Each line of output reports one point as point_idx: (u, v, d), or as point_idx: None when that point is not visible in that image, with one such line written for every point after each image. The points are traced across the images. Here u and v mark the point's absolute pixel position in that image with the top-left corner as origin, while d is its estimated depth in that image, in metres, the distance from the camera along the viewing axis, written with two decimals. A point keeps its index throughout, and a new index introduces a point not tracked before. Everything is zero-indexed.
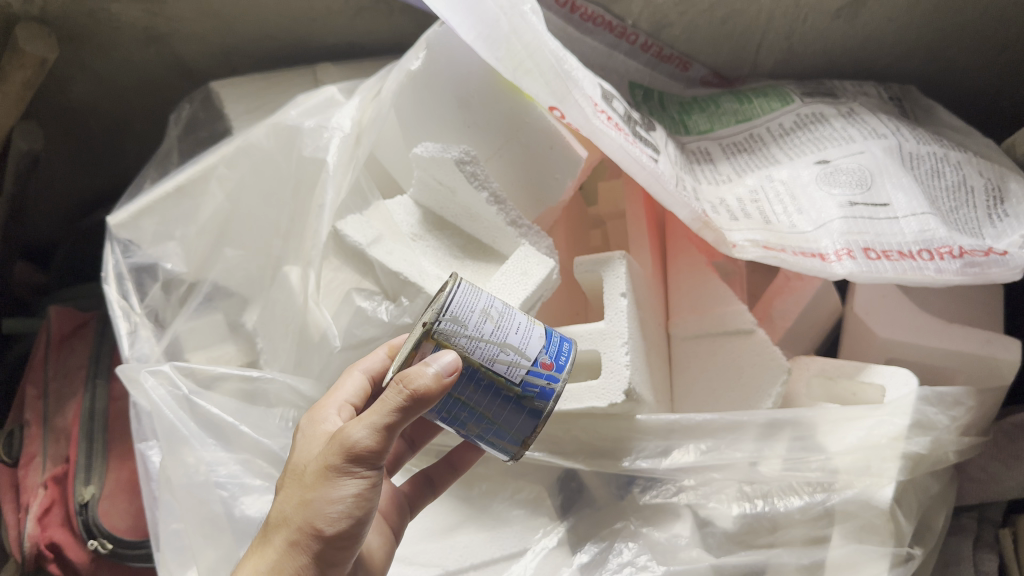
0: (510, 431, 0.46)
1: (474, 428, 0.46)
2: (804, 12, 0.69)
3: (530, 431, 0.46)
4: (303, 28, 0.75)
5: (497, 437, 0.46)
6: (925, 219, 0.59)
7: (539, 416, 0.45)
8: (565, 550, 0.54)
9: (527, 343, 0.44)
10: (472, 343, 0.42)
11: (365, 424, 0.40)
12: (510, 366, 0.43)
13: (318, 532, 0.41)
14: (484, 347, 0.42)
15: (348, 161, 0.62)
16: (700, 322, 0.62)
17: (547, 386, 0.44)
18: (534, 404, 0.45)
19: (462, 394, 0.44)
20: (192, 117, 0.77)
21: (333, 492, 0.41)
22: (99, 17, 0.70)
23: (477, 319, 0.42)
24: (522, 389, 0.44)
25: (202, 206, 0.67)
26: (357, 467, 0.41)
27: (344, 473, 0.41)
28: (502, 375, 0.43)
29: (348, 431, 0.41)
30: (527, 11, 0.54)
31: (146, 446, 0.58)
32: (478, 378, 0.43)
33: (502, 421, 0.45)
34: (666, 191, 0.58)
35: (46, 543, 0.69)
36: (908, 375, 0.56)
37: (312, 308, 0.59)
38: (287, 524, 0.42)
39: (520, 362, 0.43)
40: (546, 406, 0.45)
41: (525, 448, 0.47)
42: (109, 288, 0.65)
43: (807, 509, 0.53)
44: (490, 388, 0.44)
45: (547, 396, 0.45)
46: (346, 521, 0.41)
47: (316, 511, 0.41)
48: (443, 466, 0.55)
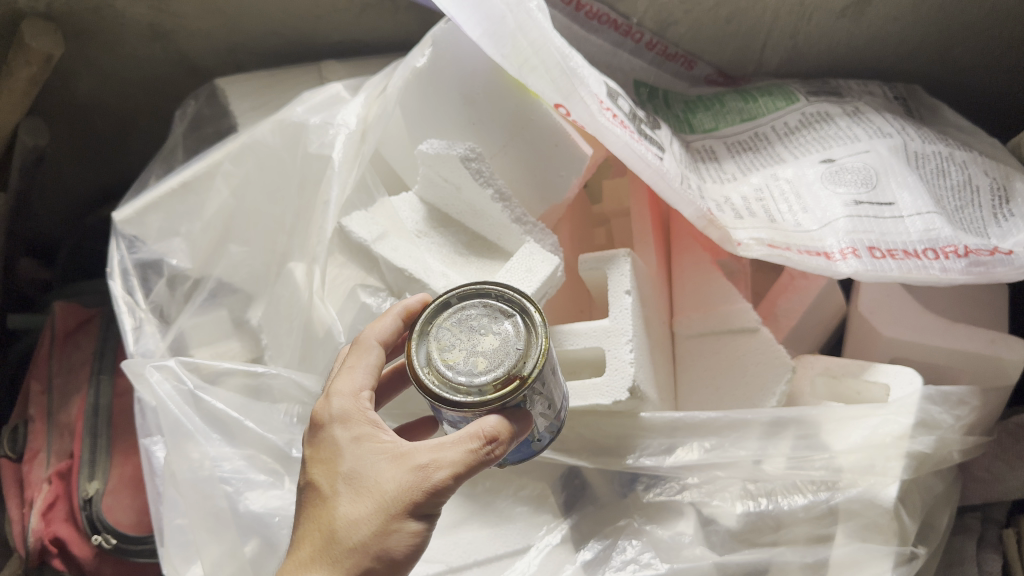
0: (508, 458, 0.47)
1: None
2: (809, 11, 0.69)
3: (519, 459, 0.48)
4: (309, 25, 0.75)
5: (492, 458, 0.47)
6: (931, 218, 0.59)
7: (532, 453, 0.48)
8: (569, 548, 0.54)
9: (556, 398, 0.45)
10: (540, 401, 0.42)
11: (452, 465, 0.39)
12: (543, 424, 0.45)
13: (390, 562, 0.39)
14: (539, 404, 0.43)
15: (353, 157, 0.62)
16: (704, 321, 0.62)
17: (549, 434, 0.47)
18: (534, 445, 0.47)
19: None
20: (198, 113, 0.78)
21: (413, 525, 0.39)
22: (105, 13, 0.70)
23: (548, 376, 0.42)
24: (540, 437, 0.46)
25: (208, 203, 0.67)
26: (436, 505, 0.40)
27: (425, 509, 0.39)
28: (535, 429, 0.45)
29: (436, 474, 0.39)
30: (534, 8, 0.54)
31: (150, 441, 0.58)
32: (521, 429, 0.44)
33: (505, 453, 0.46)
34: (671, 189, 0.58)
35: (50, 539, 0.69)
36: (912, 374, 0.56)
37: (317, 303, 0.59)
38: (358, 549, 0.39)
39: (550, 421, 0.45)
40: (541, 448, 0.48)
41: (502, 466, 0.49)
42: (115, 283, 0.65)
43: (811, 508, 0.53)
44: None
45: (545, 440, 0.47)
46: (416, 553, 0.40)
47: (393, 542, 0.39)
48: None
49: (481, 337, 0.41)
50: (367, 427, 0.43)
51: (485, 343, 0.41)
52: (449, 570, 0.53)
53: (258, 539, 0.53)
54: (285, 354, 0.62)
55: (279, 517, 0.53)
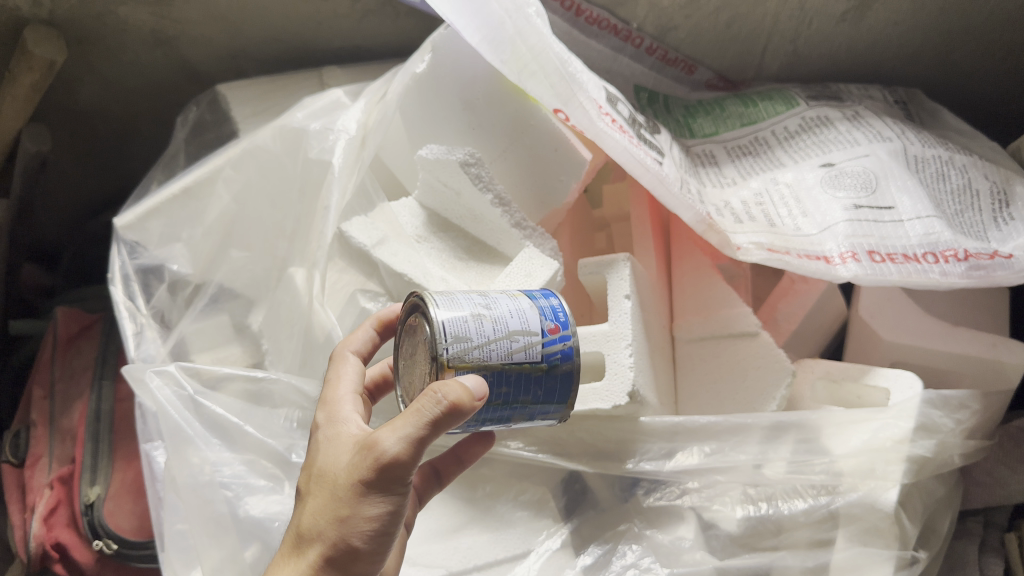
0: (556, 402, 0.44)
1: (518, 420, 0.45)
2: (809, 15, 0.69)
3: (568, 393, 0.44)
4: (310, 30, 0.76)
5: (545, 413, 0.45)
6: (930, 222, 0.59)
7: (571, 377, 0.44)
8: (570, 552, 0.54)
9: (527, 319, 0.43)
10: (484, 350, 0.41)
11: (400, 435, 0.37)
12: (527, 350, 0.42)
13: (353, 548, 0.38)
14: (496, 348, 0.41)
15: (354, 162, 0.61)
16: (704, 325, 0.62)
17: (565, 347, 0.43)
18: (563, 368, 0.43)
19: (498, 398, 0.42)
20: (200, 119, 0.78)
21: (370, 511, 0.38)
22: (108, 19, 0.71)
23: (474, 325, 0.41)
24: (542, 359, 0.43)
25: (209, 208, 0.68)
26: (393, 484, 0.38)
27: (378, 489, 0.38)
28: (523, 364, 0.42)
29: (380, 446, 0.38)
30: (533, 14, 0.54)
31: (152, 446, 0.58)
32: (505, 381, 0.42)
33: (539, 400, 0.44)
34: (670, 193, 0.58)
35: (51, 543, 0.69)
36: (913, 378, 0.56)
37: (317, 308, 0.59)
38: (320, 540, 0.39)
39: (533, 340, 0.42)
40: (572, 364, 0.44)
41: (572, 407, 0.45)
42: (116, 288, 0.65)
43: (812, 512, 0.53)
44: (521, 380, 0.42)
45: (569, 356, 0.43)
46: (382, 537, 0.39)
47: (351, 527, 0.38)
48: (450, 457, 0.52)
49: (413, 358, 0.44)
50: (340, 425, 0.43)
51: (415, 359, 0.44)
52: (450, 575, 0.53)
53: (258, 544, 0.53)
54: (285, 358, 0.62)
55: (279, 522, 0.53)
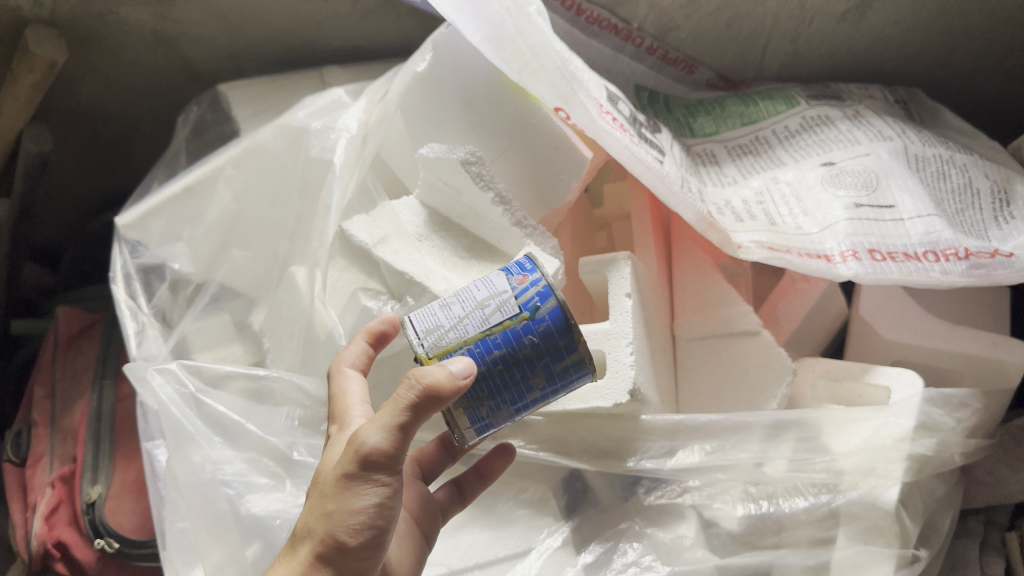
0: (561, 342, 0.42)
1: (541, 385, 0.43)
2: (810, 15, 0.69)
3: (568, 327, 0.42)
4: (310, 30, 0.76)
5: (561, 359, 0.42)
6: (931, 221, 0.59)
7: (561, 311, 0.42)
8: (571, 551, 0.54)
9: (494, 284, 0.43)
10: (459, 329, 0.42)
11: (379, 424, 0.39)
12: (502, 308, 0.42)
13: (341, 544, 0.39)
14: (470, 320, 0.42)
15: (355, 161, 0.62)
16: (705, 324, 0.62)
17: (540, 287, 0.42)
18: (549, 307, 0.42)
19: (496, 366, 0.42)
20: (200, 118, 0.78)
21: (354, 504, 0.39)
22: (109, 19, 0.71)
23: (442, 312, 0.43)
24: (521, 309, 0.42)
25: (210, 207, 0.68)
26: (376, 474, 0.38)
27: (361, 480, 0.39)
28: (503, 322, 0.42)
29: (361, 436, 0.39)
30: (533, 13, 0.54)
31: (153, 445, 0.58)
32: (494, 346, 0.42)
33: (543, 349, 0.42)
34: (671, 192, 0.58)
35: (53, 542, 0.69)
36: (914, 376, 0.56)
37: (318, 307, 0.59)
38: (310, 538, 0.39)
39: (503, 295, 0.42)
40: (555, 300, 0.42)
41: (582, 340, 0.42)
42: (118, 287, 0.65)
43: (813, 510, 0.53)
44: (510, 338, 0.42)
45: (547, 295, 0.42)
46: (370, 531, 0.39)
47: (337, 521, 0.39)
48: (471, 474, 0.54)
49: None
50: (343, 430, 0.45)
51: None
52: (450, 572, 0.53)
53: (259, 542, 0.53)
54: (286, 356, 0.62)
55: (281, 520, 0.53)
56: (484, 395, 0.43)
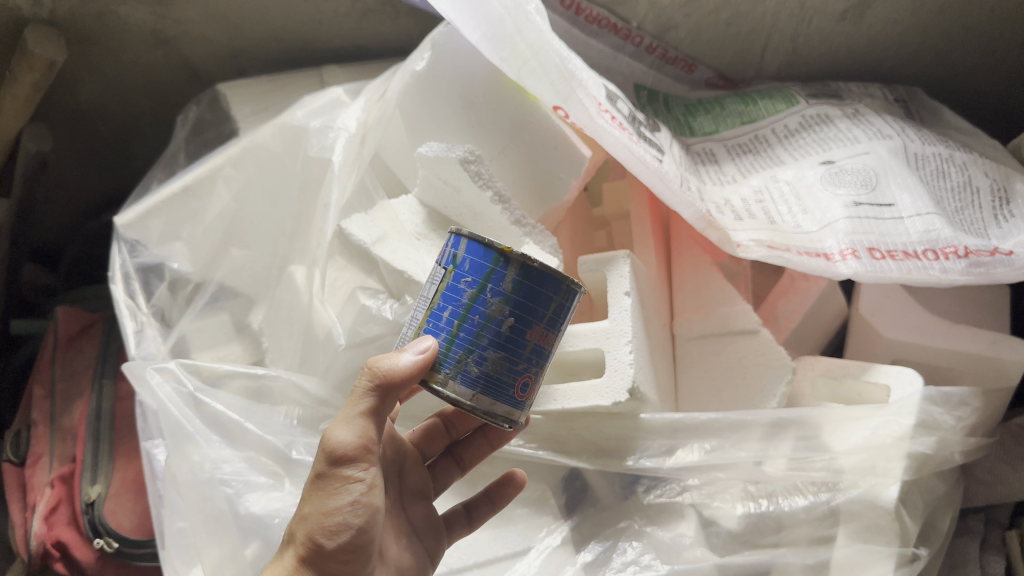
0: (490, 263, 0.41)
1: (504, 312, 0.41)
2: (809, 14, 0.69)
3: (486, 248, 0.41)
4: (310, 31, 0.76)
5: (501, 277, 0.41)
6: (930, 219, 0.59)
7: (472, 241, 0.41)
8: (570, 550, 0.54)
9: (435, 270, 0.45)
10: (413, 319, 0.44)
11: (342, 420, 0.42)
12: (435, 276, 0.43)
13: (319, 545, 0.42)
14: (419, 306, 0.44)
15: (353, 160, 0.62)
16: (705, 322, 0.62)
17: (451, 238, 0.43)
18: (462, 243, 0.42)
19: (449, 326, 0.42)
20: (200, 118, 0.78)
21: (328, 503, 0.42)
22: (108, 19, 0.71)
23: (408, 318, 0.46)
24: (445, 266, 0.42)
25: (209, 207, 0.68)
26: (345, 470, 0.42)
27: (331, 478, 0.42)
28: (438, 286, 0.43)
29: (329, 433, 0.43)
30: (532, 11, 0.54)
31: (152, 444, 0.58)
32: (441, 311, 0.42)
33: (477, 279, 0.41)
34: (670, 190, 0.58)
35: (52, 542, 0.69)
36: (913, 375, 0.56)
37: (317, 306, 0.59)
38: (294, 541, 0.43)
39: (433, 269, 0.44)
40: (463, 236, 0.42)
41: (508, 248, 0.41)
42: (117, 287, 0.65)
43: (812, 509, 0.53)
44: (449, 293, 0.42)
45: (456, 238, 0.42)
46: (344, 530, 0.42)
47: (314, 523, 0.42)
48: (482, 497, 0.54)
49: None
50: None
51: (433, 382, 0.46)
52: (450, 571, 0.54)
53: (259, 542, 0.53)
54: (284, 356, 0.62)
55: (279, 518, 0.53)
56: (462, 354, 0.41)
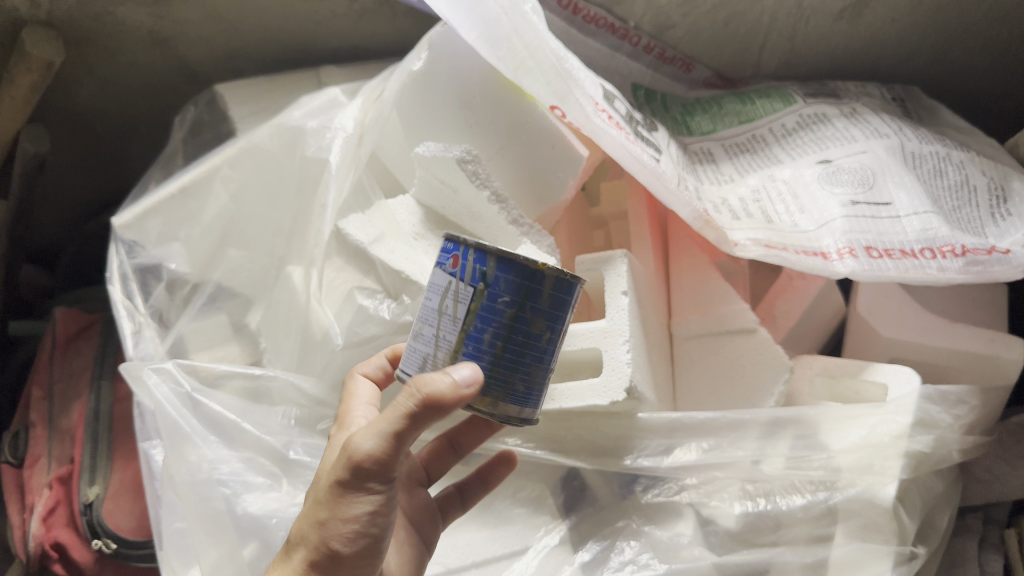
0: (528, 281, 0.41)
1: (542, 326, 0.42)
2: (806, 12, 0.69)
3: (521, 266, 0.40)
4: (307, 31, 0.76)
5: (538, 293, 0.41)
6: (927, 218, 0.59)
7: (504, 259, 0.40)
8: (568, 549, 0.54)
9: (439, 285, 0.42)
10: (441, 344, 0.42)
11: (373, 433, 0.39)
12: (460, 296, 0.41)
13: (332, 553, 0.40)
14: (445, 329, 0.42)
15: (350, 161, 0.62)
16: (702, 321, 0.62)
17: (469, 255, 0.41)
18: (491, 263, 0.40)
19: (495, 349, 0.41)
20: (197, 119, 0.78)
21: (348, 511, 0.40)
22: (105, 19, 0.71)
23: (420, 344, 0.43)
24: (473, 285, 0.41)
25: (205, 207, 0.68)
26: (370, 483, 0.39)
27: (353, 490, 0.39)
28: (471, 308, 0.41)
29: (355, 442, 0.39)
30: (528, 11, 0.54)
31: (150, 445, 0.58)
32: (480, 333, 0.41)
33: (515, 299, 0.41)
34: (667, 190, 0.58)
35: (51, 543, 0.69)
36: (910, 374, 0.56)
37: (315, 306, 0.59)
38: (304, 544, 0.41)
39: (450, 289, 0.42)
40: (490, 252, 0.40)
41: (544, 265, 0.41)
42: (114, 288, 0.65)
43: (810, 508, 0.53)
44: (487, 314, 0.41)
45: (479, 258, 0.41)
46: (361, 539, 0.40)
47: (330, 532, 0.40)
48: (474, 479, 0.54)
49: None
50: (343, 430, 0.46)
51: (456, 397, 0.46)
52: (447, 571, 0.54)
53: (256, 543, 0.53)
54: (282, 356, 0.62)
55: (277, 519, 0.53)
56: (509, 374, 0.42)
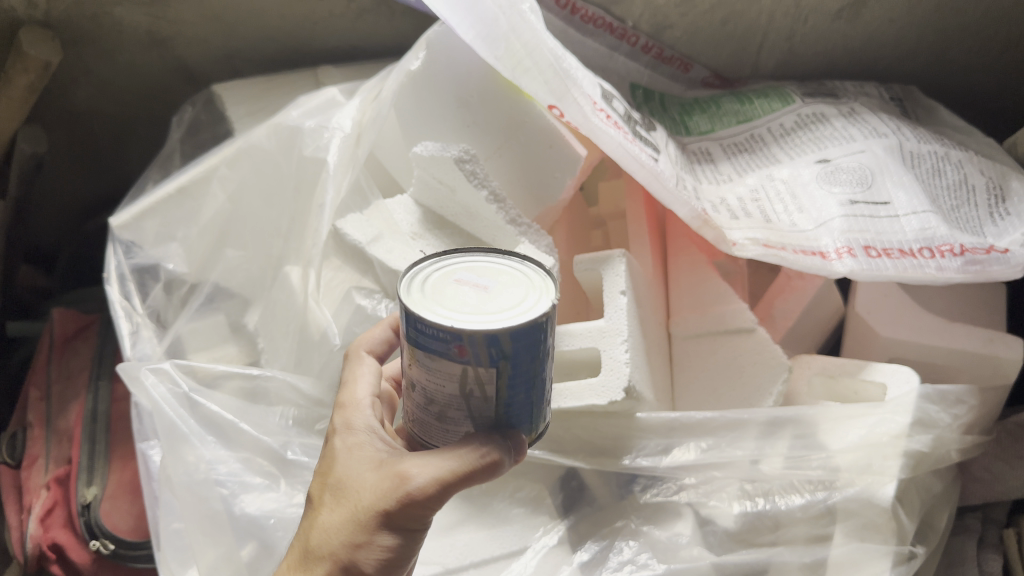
0: (541, 332, 0.35)
1: (551, 351, 0.38)
2: (805, 12, 0.71)
3: (533, 324, 0.34)
4: (305, 31, 0.76)
5: (549, 332, 0.36)
6: (926, 217, 0.59)
7: (517, 329, 0.34)
8: (566, 549, 0.54)
9: (445, 370, 0.35)
10: (476, 422, 0.37)
11: (432, 474, 0.37)
12: (485, 380, 0.35)
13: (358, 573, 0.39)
14: (477, 409, 0.36)
15: (348, 160, 0.62)
16: (701, 321, 0.62)
17: (476, 339, 0.33)
18: (507, 339, 0.34)
19: (527, 401, 0.37)
20: (195, 119, 0.78)
21: (386, 539, 0.39)
22: (103, 20, 0.73)
23: (446, 425, 0.38)
24: (495, 366, 0.34)
25: (203, 208, 0.68)
26: (414, 518, 0.39)
27: (397, 521, 0.39)
28: (501, 385, 0.35)
29: (412, 479, 0.38)
30: (526, 10, 0.54)
31: (147, 445, 0.58)
32: (514, 399, 0.37)
33: (535, 354, 0.36)
34: (665, 189, 0.58)
35: (48, 544, 0.69)
36: (910, 373, 0.56)
37: (312, 306, 0.59)
38: (328, 559, 0.39)
39: (468, 375, 0.35)
40: (502, 332, 0.33)
41: (549, 309, 0.35)
42: (112, 288, 0.65)
43: (809, 508, 0.52)
44: (517, 382, 0.36)
45: (491, 339, 0.33)
46: (388, 564, 0.40)
47: (362, 554, 0.39)
48: None
49: None
50: (361, 436, 0.43)
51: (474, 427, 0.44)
52: (445, 571, 0.53)
53: (254, 543, 0.53)
54: (280, 357, 0.62)
55: (275, 519, 0.53)
56: (540, 404, 0.39)
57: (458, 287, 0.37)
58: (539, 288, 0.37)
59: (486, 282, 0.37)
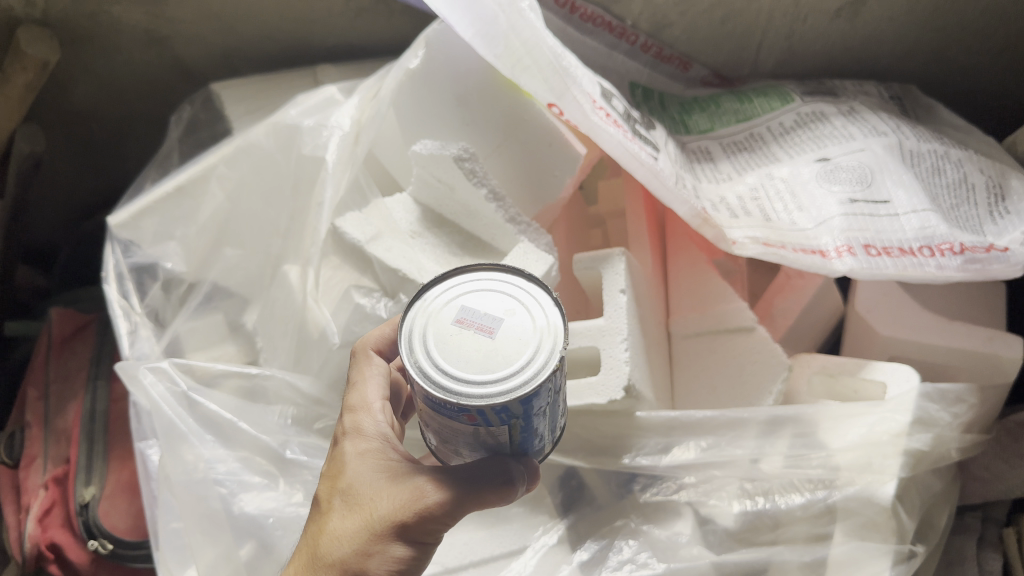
0: (549, 388, 0.35)
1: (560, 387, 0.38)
2: (804, 11, 0.70)
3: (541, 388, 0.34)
4: (304, 29, 0.76)
5: (557, 382, 0.36)
6: (925, 216, 0.59)
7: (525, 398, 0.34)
8: (566, 548, 0.54)
9: (458, 426, 0.36)
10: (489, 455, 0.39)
11: (450, 490, 0.39)
12: (497, 432, 0.36)
13: None
14: (490, 448, 0.38)
15: (347, 159, 0.62)
16: (701, 320, 0.62)
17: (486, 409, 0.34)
18: (515, 406, 0.34)
19: (539, 432, 0.39)
20: (193, 118, 0.77)
21: (399, 549, 0.40)
22: (100, 18, 0.72)
23: (461, 456, 0.39)
24: (506, 423, 0.35)
25: (202, 207, 0.68)
26: (428, 531, 0.40)
27: (412, 532, 0.39)
28: (513, 432, 0.37)
29: (430, 494, 0.39)
30: (527, 8, 0.54)
31: (146, 445, 0.58)
32: (526, 437, 0.38)
33: (545, 405, 0.36)
34: (665, 187, 0.58)
35: (46, 544, 0.68)
36: (910, 371, 0.55)
37: (312, 306, 0.59)
38: (338, 566, 0.40)
39: (481, 430, 0.36)
40: (510, 403, 0.34)
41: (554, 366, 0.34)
42: (109, 287, 0.65)
43: (808, 507, 0.52)
44: (527, 426, 0.37)
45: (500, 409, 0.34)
46: None
47: (373, 563, 0.39)
48: None
49: None
50: (372, 441, 0.43)
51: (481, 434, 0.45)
52: (445, 571, 0.53)
53: (253, 542, 0.52)
54: (279, 356, 0.62)
55: (274, 518, 0.53)
56: (551, 425, 0.40)
57: (460, 334, 0.36)
58: (540, 331, 0.35)
59: (489, 327, 0.36)
